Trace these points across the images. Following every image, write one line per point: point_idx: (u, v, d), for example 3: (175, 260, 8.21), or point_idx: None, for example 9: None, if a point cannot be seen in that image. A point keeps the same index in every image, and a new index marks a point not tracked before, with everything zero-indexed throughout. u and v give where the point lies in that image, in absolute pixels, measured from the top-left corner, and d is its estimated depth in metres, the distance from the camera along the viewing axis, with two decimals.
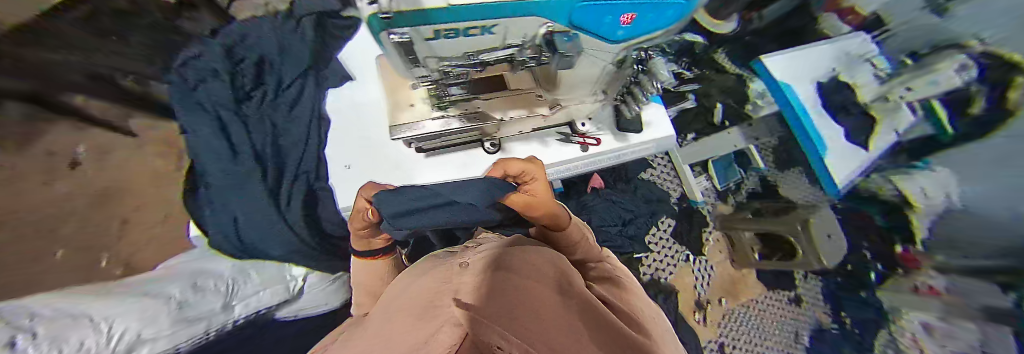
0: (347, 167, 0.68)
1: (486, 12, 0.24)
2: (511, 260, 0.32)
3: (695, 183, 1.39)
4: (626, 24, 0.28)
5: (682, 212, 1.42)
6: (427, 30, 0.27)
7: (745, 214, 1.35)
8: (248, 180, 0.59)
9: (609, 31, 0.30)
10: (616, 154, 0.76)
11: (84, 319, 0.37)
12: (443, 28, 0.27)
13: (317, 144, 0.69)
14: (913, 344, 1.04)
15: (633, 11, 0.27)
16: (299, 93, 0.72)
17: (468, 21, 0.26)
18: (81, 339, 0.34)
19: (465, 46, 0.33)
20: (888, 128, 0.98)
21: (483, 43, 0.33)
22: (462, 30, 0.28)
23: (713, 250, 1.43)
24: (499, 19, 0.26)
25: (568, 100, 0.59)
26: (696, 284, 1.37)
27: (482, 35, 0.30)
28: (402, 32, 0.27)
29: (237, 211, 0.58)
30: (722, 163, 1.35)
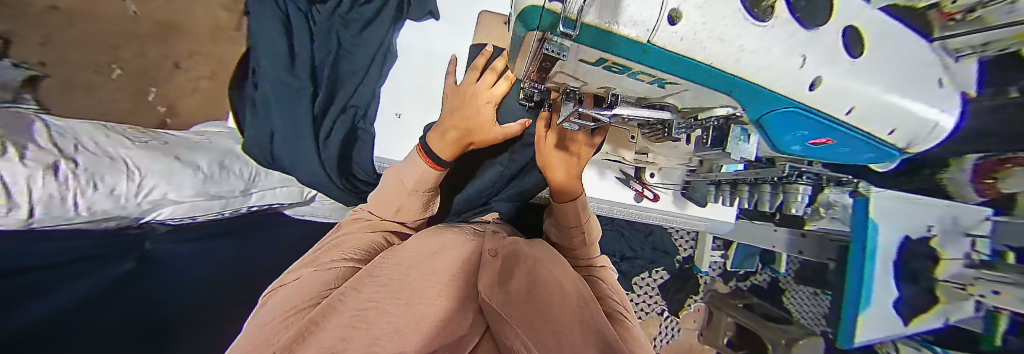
0: (397, 117, 0.70)
1: (684, 68, 0.23)
2: (518, 257, 0.36)
3: (709, 256, 1.29)
4: (816, 144, 0.31)
5: (680, 273, 1.36)
6: (593, 56, 0.27)
7: (736, 302, 1.29)
8: (297, 94, 0.61)
9: (791, 144, 0.32)
10: (662, 213, 0.79)
11: (119, 164, 0.48)
12: (616, 61, 0.26)
13: (377, 79, 0.68)
14: None
15: (828, 139, 0.30)
16: (376, 17, 0.68)
17: (649, 68, 0.26)
18: (114, 184, 0.46)
19: (619, 83, 0.35)
20: (946, 311, 0.64)
21: (651, 93, 0.35)
22: (631, 71, 0.28)
23: (688, 317, 1.39)
24: (688, 80, 0.26)
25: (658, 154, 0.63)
26: (657, 337, 1.36)
27: (644, 79, 0.31)
28: (569, 46, 0.25)
29: (278, 122, 0.61)
30: (747, 250, 1.25)
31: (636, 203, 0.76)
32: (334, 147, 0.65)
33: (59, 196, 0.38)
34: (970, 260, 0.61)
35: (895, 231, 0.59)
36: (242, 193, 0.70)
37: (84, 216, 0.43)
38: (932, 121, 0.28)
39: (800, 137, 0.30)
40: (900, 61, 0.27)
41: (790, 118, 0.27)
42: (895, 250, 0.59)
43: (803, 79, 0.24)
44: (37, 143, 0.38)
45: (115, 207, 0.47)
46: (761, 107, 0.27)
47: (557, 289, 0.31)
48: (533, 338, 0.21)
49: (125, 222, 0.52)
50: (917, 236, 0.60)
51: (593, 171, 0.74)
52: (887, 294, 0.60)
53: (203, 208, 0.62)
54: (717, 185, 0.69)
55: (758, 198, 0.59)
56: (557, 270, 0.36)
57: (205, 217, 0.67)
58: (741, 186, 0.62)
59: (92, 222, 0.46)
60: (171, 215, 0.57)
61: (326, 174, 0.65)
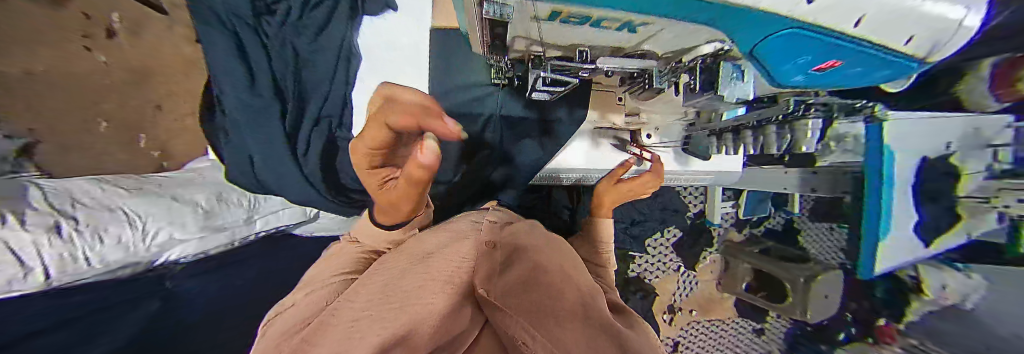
0: None
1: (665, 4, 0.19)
2: (519, 247, 0.35)
3: (721, 208, 1.27)
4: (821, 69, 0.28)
5: (693, 228, 1.36)
6: (545, 9, 0.24)
7: (751, 249, 1.29)
8: (266, 115, 0.59)
9: (787, 76, 0.29)
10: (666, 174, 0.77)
11: (118, 213, 0.52)
12: (569, 10, 0.23)
13: (345, 84, 0.68)
14: None
15: (838, 60, 0.26)
16: (330, 16, 0.65)
17: (610, 11, 0.23)
18: (117, 233, 0.50)
19: (588, 37, 0.32)
20: (966, 230, 0.62)
21: (626, 42, 0.33)
22: (592, 19, 0.25)
23: (705, 269, 1.39)
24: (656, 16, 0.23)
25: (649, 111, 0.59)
26: (676, 293, 1.38)
27: (616, 28, 0.28)
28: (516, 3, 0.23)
29: (253, 149, 0.60)
30: (759, 197, 1.24)
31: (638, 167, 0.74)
32: (315, 161, 0.65)
33: (70, 254, 0.43)
34: (990, 172, 0.57)
35: (909, 153, 0.56)
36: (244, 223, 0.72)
37: (101, 267, 0.48)
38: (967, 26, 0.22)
39: (801, 62, 0.26)
40: None
41: (796, 42, 0.22)
42: (912, 175, 0.57)
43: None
44: (31, 207, 0.41)
45: (126, 256, 0.51)
46: (748, 41, 0.23)
47: (560, 278, 0.29)
48: (536, 327, 0.20)
49: (141, 268, 0.56)
50: (936, 154, 0.58)
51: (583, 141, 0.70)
52: (906, 220, 0.59)
53: (211, 242, 0.65)
54: (719, 136, 0.65)
55: (764, 141, 0.54)
56: (557, 259, 0.35)
57: (216, 251, 0.69)
58: (745, 131, 0.57)
59: (110, 272, 0.51)
60: (180, 254, 0.60)
61: (313, 188, 0.66)
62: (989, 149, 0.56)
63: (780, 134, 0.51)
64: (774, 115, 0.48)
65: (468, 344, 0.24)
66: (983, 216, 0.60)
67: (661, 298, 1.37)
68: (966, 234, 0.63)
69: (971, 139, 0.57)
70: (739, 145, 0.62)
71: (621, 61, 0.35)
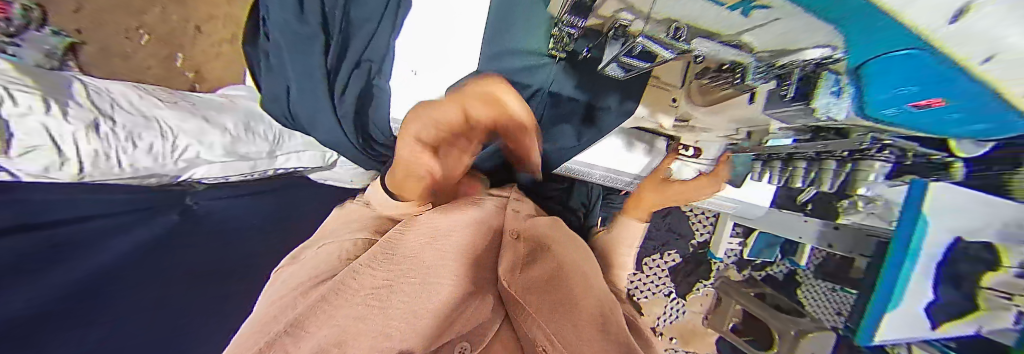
0: (413, 74, 0.66)
1: None
2: (541, 247, 0.37)
3: (726, 242, 1.25)
4: (927, 102, 0.22)
5: (693, 256, 1.34)
6: None
7: (747, 291, 1.27)
8: (309, 48, 0.60)
9: (881, 96, 0.24)
10: None
11: (153, 124, 0.55)
12: None
13: (391, 30, 0.65)
14: None
15: (940, 99, 0.22)
16: None
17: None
18: (149, 141, 0.53)
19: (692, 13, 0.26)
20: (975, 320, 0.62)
21: (727, 26, 0.27)
22: None
23: (695, 300, 1.37)
24: (779, 5, 0.18)
25: (700, 120, 0.60)
26: (660, 317, 1.37)
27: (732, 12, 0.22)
28: None
29: (292, 79, 0.62)
30: (768, 240, 1.21)
31: (663, 179, 0.74)
32: (349, 103, 0.65)
33: (104, 152, 0.47)
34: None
35: (946, 231, 0.54)
36: (268, 155, 0.73)
37: (130, 172, 0.51)
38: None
39: (904, 93, 0.22)
40: None
41: (914, 67, 0.19)
42: (940, 253, 0.54)
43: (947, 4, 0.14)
44: (73, 99, 0.45)
45: (154, 165, 0.55)
46: (873, 36, 0.18)
47: (578, 291, 0.31)
48: (553, 326, 0.26)
49: (163, 180, 0.60)
50: (969, 239, 0.55)
51: (618, 139, 0.71)
52: (919, 299, 0.57)
53: (231, 168, 0.67)
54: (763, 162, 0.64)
55: (816, 174, 0.53)
56: (573, 257, 0.38)
57: (236, 178, 0.72)
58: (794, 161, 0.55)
59: (137, 178, 0.54)
60: (203, 174, 0.63)
61: (341, 129, 0.67)
62: None
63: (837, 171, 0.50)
64: (837, 149, 0.42)
65: (485, 338, 0.28)
66: (1000, 311, 0.60)
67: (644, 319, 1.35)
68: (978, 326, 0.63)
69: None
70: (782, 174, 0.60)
71: (717, 47, 0.30)
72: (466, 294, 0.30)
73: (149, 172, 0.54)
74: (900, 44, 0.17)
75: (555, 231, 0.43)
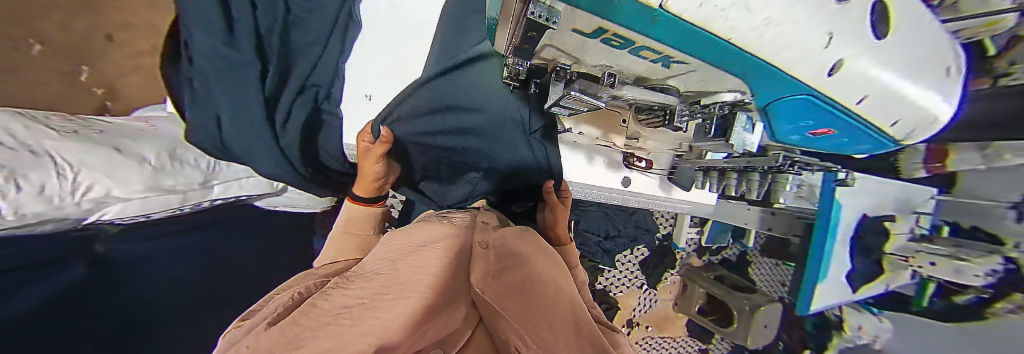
0: (367, 98, 0.68)
1: (733, 67, 0.18)
2: (516, 253, 0.36)
3: (686, 233, 1.37)
4: (816, 132, 0.26)
5: (660, 248, 1.44)
6: (588, 28, 0.18)
7: (709, 275, 1.40)
8: (243, 72, 0.54)
9: (790, 132, 0.27)
10: (647, 199, 0.83)
11: (45, 156, 0.36)
12: (620, 39, 0.19)
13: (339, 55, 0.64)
14: None
15: (829, 128, 0.25)
16: None
17: (635, 54, 0.23)
18: (41, 181, 0.34)
19: (614, 61, 0.26)
20: (890, 280, 0.82)
21: (650, 74, 0.28)
22: (634, 46, 0.20)
23: (665, 288, 1.49)
24: (698, 64, 0.21)
25: (648, 141, 0.65)
26: (635, 308, 1.46)
27: (649, 61, 0.24)
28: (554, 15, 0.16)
29: (221, 106, 0.54)
30: (721, 227, 1.35)
31: (625, 188, 0.79)
32: (296, 132, 0.62)
33: None
34: (914, 234, 0.79)
35: (857, 209, 0.70)
36: (200, 186, 0.56)
37: (12, 221, 0.32)
38: (941, 118, 0.26)
39: (804, 125, 0.25)
40: (907, 57, 0.20)
41: (792, 107, 0.22)
42: (853, 227, 0.70)
43: (823, 62, 0.17)
44: None
45: (48, 209, 0.36)
46: (771, 89, 0.20)
47: (542, 286, 0.29)
48: (525, 329, 0.20)
49: (65, 225, 0.42)
50: (873, 215, 0.72)
51: (582, 155, 0.75)
52: (843, 268, 0.71)
53: (156, 205, 0.50)
54: (705, 172, 0.72)
55: (746, 186, 0.62)
56: (550, 266, 0.38)
57: (160, 214, 0.55)
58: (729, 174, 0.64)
59: (21, 227, 0.35)
60: (119, 213, 0.45)
61: (288, 163, 0.63)
62: (915, 214, 0.79)
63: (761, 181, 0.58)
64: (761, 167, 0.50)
65: None
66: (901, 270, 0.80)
67: (621, 312, 1.45)
68: (888, 284, 0.82)
69: (906, 204, 0.78)
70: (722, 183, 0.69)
71: (640, 93, 0.32)
72: (442, 318, 0.23)
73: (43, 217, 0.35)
74: (778, 91, 0.20)
75: (528, 242, 0.43)
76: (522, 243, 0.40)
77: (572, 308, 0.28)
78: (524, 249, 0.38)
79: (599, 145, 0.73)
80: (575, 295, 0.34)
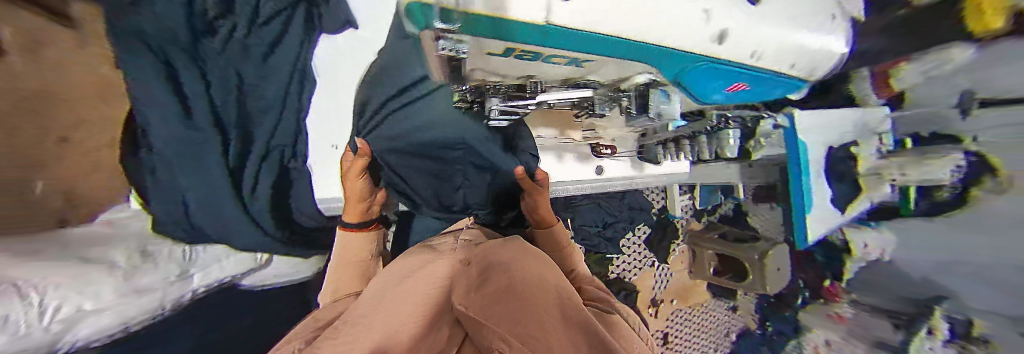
0: (335, 149, 0.74)
1: (631, 54, 0.20)
2: (498, 259, 0.36)
3: (679, 201, 1.41)
4: (734, 90, 0.29)
5: (659, 222, 1.46)
6: (496, 47, 0.19)
7: (713, 235, 1.44)
8: (201, 150, 0.52)
9: (713, 96, 0.30)
10: (625, 180, 0.86)
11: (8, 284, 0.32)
12: (524, 52, 0.20)
13: (297, 113, 0.67)
14: None
15: (743, 83, 0.28)
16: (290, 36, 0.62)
17: (550, 61, 0.25)
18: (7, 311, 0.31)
19: (536, 70, 0.28)
20: (871, 197, 0.84)
21: (573, 73, 0.31)
22: (543, 56, 0.22)
23: (677, 260, 1.52)
24: (603, 59, 0.23)
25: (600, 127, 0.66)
26: (655, 286, 1.47)
27: (563, 65, 0.26)
28: (455, 39, 0.17)
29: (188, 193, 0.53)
30: (710, 188, 1.39)
31: (601, 176, 0.81)
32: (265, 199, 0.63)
33: None
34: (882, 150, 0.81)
35: (823, 140, 0.74)
36: (179, 278, 0.57)
37: None
38: (835, 54, 0.30)
39: (718, 85, 0.27)
40: (788, 9, 0.23)
41: (699, 74, 0.25)
42: (823, 155, 0.74)
43: (714, 32, 0.20)
44: None
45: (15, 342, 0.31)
46: (675, 65, 0.23)
47: (525, 282, 0.29)
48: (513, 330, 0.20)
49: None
50: (839, 146, 0.77)
51: (552, 156, 0.77)
52: (823, 196, 0.75)
53: (134, 309, 0.48)
54: (663, 145, 0.70)
55: (698, 150, 0.62)
56: (536, 263, 0.38)
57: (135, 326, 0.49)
58: (681, 142, 0.63)
59: None
60: (100, 332, 0.42)
61: (265, 235, 0.66)
62: (876, 134, 0.82)
63: (705, 141, 0.59)
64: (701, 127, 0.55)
65: None
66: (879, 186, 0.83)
67: (642, 295, 1.44)
68: (870, 200, 0.85)
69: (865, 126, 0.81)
70: (679, 152, 0.66)
71: (566, 93, 0.35)
72: None
73: (19, 347, 0.31)
74: (679, 65, 0.23)
75: (511, 247, 0.43)
76: (503, 248, 0.41)
77: (560, 297, 0.28)
78: (505, 253, 0.39)
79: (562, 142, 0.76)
80: (567, 286, 0.34)
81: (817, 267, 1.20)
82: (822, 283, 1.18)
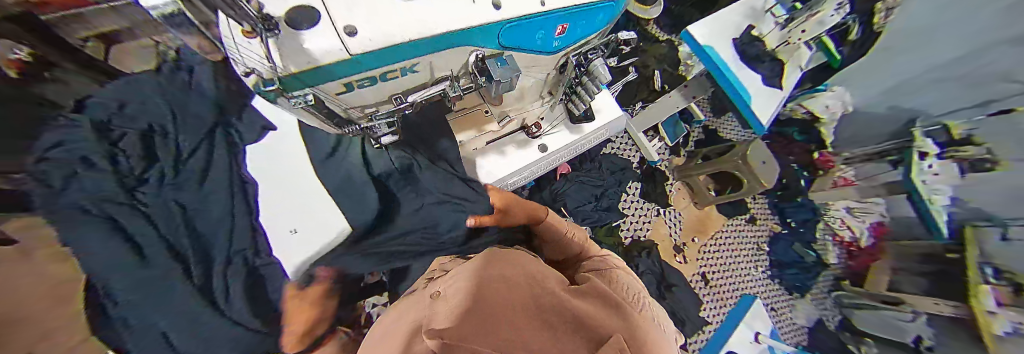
0: (294, 232, 0.63)
1: (415, 45, 0.34)
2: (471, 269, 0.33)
3: (651, 146, 1.42)
4: (559, 34, 0.52)
5: (644, 173, 1.50)
6: (338, 86, 0.36)
7: (697, 161, 1.46)
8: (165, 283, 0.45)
9: (547, 41, 0.52)
10: (572, 146, 0.89)
11: None
12: (356, 80, 0.35)
13: (247, 215, 0.58)
14: (842, 224, 1.39)
15: (561, 27, 0.51)
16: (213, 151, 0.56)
17: (388, 74, 0.38)
18: None
19: (393, 89, 0.43)
20: (794, 65, 0.94)
21: (420, 79, 0.44)
22: (377, 77, 0.37)
23: (677, 199, 1.54)
24: (416, 58, 0.37)
25: (511, 109, 0.75)
26: (671, 232, 1.48)
27: (404, 75, 0.41)
28: (301, 94, 0.33)
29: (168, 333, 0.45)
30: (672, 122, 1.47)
31: (545, 153, 0.83)
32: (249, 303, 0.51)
33: None
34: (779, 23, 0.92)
35: (726, 39, 0.88)
36: None
37: None
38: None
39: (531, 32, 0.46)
40: None
41: (465, 37, 0.39)
42: (733, 51, 0.87)
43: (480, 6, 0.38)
44: None
45: None
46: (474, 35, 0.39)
47: (491, 278, 0.26)
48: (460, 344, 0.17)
49: None
50: (740, 35, 0.89)
51: (494, 153, 0.78)
52: (753, 79, 0.87)
53: None
54: (569, 100, 0.80)
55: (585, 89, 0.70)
56: (514, 261, 0.34)
57: None
58: (577, 90, 0.73)
59: None
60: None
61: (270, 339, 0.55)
62: (767, 13, 0.93)
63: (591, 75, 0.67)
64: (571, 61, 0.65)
65: None
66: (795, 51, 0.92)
67: (664, 246, 1.44)
68: (798, 66, 0.95)
69: (755, 10, 0.93)
70: (585, 99, 0.73)
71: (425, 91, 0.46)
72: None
73: None
74: (446, 42, 0.37)
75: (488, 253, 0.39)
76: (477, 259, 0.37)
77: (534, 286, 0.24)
78: (478, 262, 0.35)
79: (493, 140, 0.78)
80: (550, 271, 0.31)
81: (799, 145, 1.41)
82: (812, 156, 1.40)
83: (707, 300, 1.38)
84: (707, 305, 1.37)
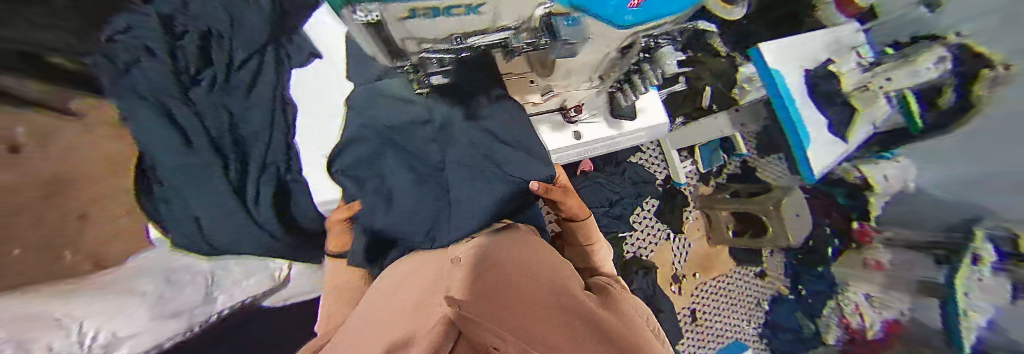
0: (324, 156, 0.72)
1: None
2: (494, 255, 0.34)
3: (681, 168, 1.40)
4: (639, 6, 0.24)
5: (666, 193, 1.45)
6: (401, 8, 0.23)
7: (724, 195, 1.39)
8: (205, 173, 0.58)
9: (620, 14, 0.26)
10: (607, 140, 0.88)
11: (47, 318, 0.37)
12: (423, 6, 0.22)
13: (283, 130, 0.70)
14: (855, 309, 1.15)
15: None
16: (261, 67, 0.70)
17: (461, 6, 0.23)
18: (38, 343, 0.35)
19: (454, 28, 0.32)
20: (867, 119, 0.86)
21: (482, 25, 0.32)
22: (447, 6, 0.23)
23: (692, 228, 1.49)
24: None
25: (559, 84, 0.61)
26: (674, 261, 1.45)
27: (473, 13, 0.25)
28: (366, 11, 0.23)
29: (199, 210, 0.57)
30: (711, 148, 1.40)
31: (580, 140, 0.84)
32: (268, 209, 0.65)
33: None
34: (863, 66, 0.82)
35: (798, 68, 0.81)
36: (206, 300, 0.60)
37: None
38: None
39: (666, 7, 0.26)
40: None
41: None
42: (803, 84, 0.80)
43: None
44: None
45: None
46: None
47: (515, 273, 0.32)
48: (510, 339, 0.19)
49: None
50: (816, 67, 0.82)
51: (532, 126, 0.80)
52: (817, 121, 0.80)
53: (167, 329, 0.52)
54: (622, 87, 0.77)
55: (647, 77, 0.66)
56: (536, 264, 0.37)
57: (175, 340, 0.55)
58: (633, 79, 0.69)
59: None
60: (134, 352, 0.47)
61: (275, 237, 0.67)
62: (852, 51, 0.84)
63: (654, 66, 0.64)
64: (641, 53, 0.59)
65: None
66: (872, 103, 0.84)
67: (662, 271, 1.43)
68: (869, 123, 0.87)
69: (838, 46, 0.86)
70: (638, 89, 0.71)
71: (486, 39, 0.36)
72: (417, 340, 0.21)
73: None
74: None
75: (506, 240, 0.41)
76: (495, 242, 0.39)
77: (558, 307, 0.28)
78: (500, 249, 0.37)
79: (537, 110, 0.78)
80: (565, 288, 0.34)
81: (840, 210, 1.13)
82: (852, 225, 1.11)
83: (688, 336, 1.38)
84: (686, 341, 1.37)
